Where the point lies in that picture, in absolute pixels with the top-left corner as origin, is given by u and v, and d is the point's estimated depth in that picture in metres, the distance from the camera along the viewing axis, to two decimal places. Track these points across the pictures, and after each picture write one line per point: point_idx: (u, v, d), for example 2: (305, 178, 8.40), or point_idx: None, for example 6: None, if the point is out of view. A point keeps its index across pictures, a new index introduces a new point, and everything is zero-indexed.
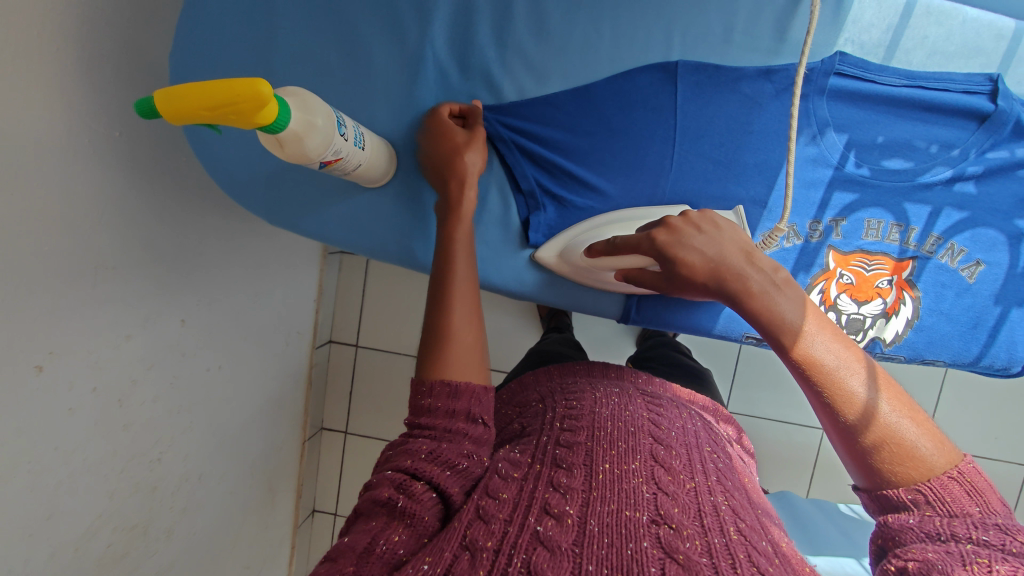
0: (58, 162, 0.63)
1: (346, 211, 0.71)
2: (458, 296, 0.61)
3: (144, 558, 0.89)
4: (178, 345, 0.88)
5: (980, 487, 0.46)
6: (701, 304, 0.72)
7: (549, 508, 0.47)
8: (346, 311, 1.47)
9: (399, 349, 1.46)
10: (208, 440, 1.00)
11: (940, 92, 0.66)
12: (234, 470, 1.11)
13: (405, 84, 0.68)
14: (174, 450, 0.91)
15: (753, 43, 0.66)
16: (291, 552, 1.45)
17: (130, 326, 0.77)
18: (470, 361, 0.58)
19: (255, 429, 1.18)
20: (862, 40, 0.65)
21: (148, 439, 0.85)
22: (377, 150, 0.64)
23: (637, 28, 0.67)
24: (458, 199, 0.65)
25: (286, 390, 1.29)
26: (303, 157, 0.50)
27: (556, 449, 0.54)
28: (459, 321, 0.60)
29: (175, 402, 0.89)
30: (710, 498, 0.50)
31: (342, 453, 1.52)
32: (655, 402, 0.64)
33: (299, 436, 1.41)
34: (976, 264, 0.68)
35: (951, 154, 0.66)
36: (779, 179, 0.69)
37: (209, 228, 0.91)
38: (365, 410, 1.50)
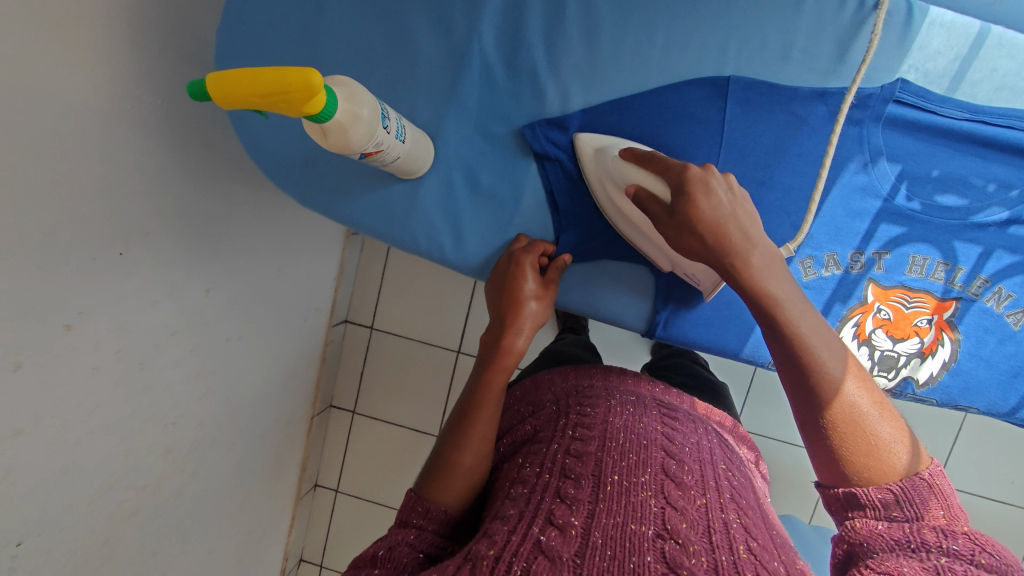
0: (101, 125, 0.63)
1: (378, 200, 0.70)
2: (478, 434, 0.59)
3: (152, 518, 0.90)
4: (200, 314, 0.89)
5: (945, 489, 0.48)
6: (731, 323, 0.71)
7: (554, 519, 0.47)
8: (364, 292, 1.48)
9: (414, 336, 1.46)
10: (221, 409, 1.01)
11: (1003, 129, 0.63)
12: (244, 439, 1.13)
13: (448, 76, 0.67)
14: (189, 416, 0.93)
15: (811, 62, 0.64)
16: (291, 524, 1.47)
17: (157, 292, 0.78)
18: (471, 490, 0.57)
19: (267, 401, 1.19)
20: (927, 68, 0.63)
21: (165, 403, 0.86)
22: (415, 143, 0.63)
23: (691, 37, 0.65)
24: (509, 344, 0.65)
25: (300, 365, 1.31)
26: (345, 147, 0.49)
27: (566, 458, 0.53)
28: (475, 446, 0.58)
29: (193, 370, 0.90)
30: (722, 516, 0.48)
31: (349, 431, 1.53)
32: (670, 414, 0.62)
33: (308, 412, 1.42)
34: (1023, 311, 0.65)
35: (1009, 195, 0.64)
36: (825, 206, 0.65)
37: (239, 202, 0.91)
38: (374, 391, 1.51)
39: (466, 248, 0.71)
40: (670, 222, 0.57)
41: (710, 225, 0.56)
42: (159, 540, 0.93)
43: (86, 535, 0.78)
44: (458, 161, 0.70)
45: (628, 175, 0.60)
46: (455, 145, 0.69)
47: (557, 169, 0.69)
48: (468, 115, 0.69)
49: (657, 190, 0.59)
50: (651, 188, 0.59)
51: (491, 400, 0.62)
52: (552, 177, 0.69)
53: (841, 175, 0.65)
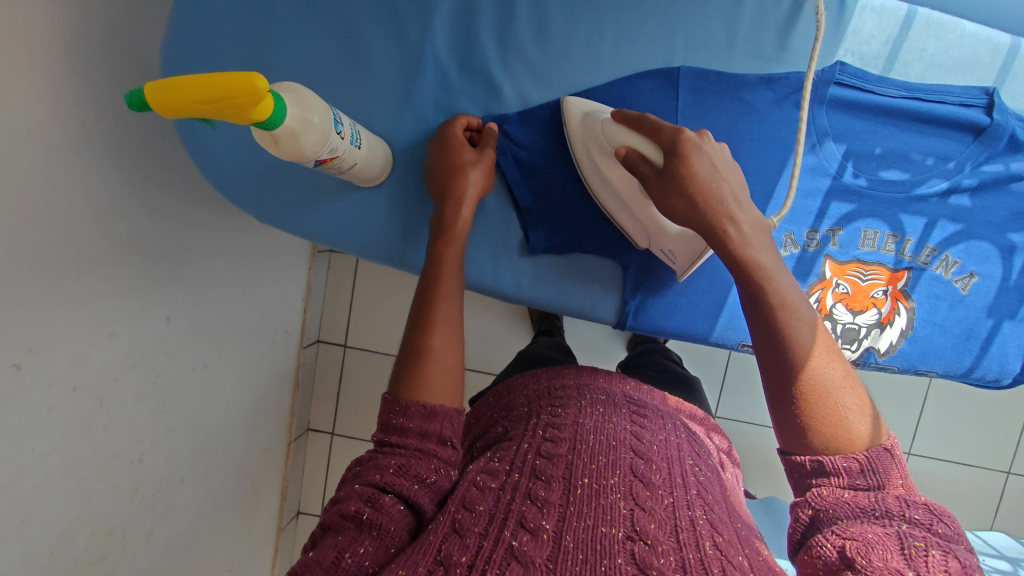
0: (42, 151, 0.60)
1: (340, 211, 0.69)
2: (440, 316, 0.60)
3: (122, 562, 0.86)
4: (162, 343, 0.85)
5: (902, 459, 0.50)
6: (699, 309, 0.72)
7: (525, 522, 0.46)
8: (335, 310, 1.45)
9: (388, 350, 1.44)
10: (191, 440, 0.98)
11: (937, 104, 0.66)
12: (218, 471, 1.09)
13: (403, 82, 0.67)
14: (156, 450, 0.89)
15: (755, 50, 0.66)
16: (274, 554, 1.42)
17: (114, 323, 0.75)
18: (447, 382, 0.57)
19: (239, 429, 1.15)
20: (863, 51, 0.66)
21: (129, 439, 0.82)
22: (373, 149, 0.62)
23: (639, 32, 0.66)
24: (451, 215, 0.64)
25: (272, 389, 1.27)
26: (298, 155, 0.48)
27: (537, 460, 0.52)
28: (439, 336, 0.59)
29: (157, 402, 0.87)
30: (689, 513, 0.48)
31: (328, 454, 1.49)
32: (639, 411, 0.63)
33: (284, 437, 1.38)
34: (969, 275, 0.68)
35: (947, 167, 0.67)
36: (779, 185, 0.68)
37: (197, 224, 0.88)
38: (352, 411, 1.47)
39: None
40: (659, 182, 0.57)
41: (702, 186, 0.55)
42: None
43: None
44: (419, 166, 0.69)
45: (619, 137, 0.59)
46: (415, 150, 0.69)
47: (512, 165, 0.69)
48: (426, 119, 0.68)
49: (651, 155, 0.58)
50: (645, 153, 0.58)
51: (448, 283, 0.62)
52: (511, 175, 0.69)
53: (791, 157, 0.67)
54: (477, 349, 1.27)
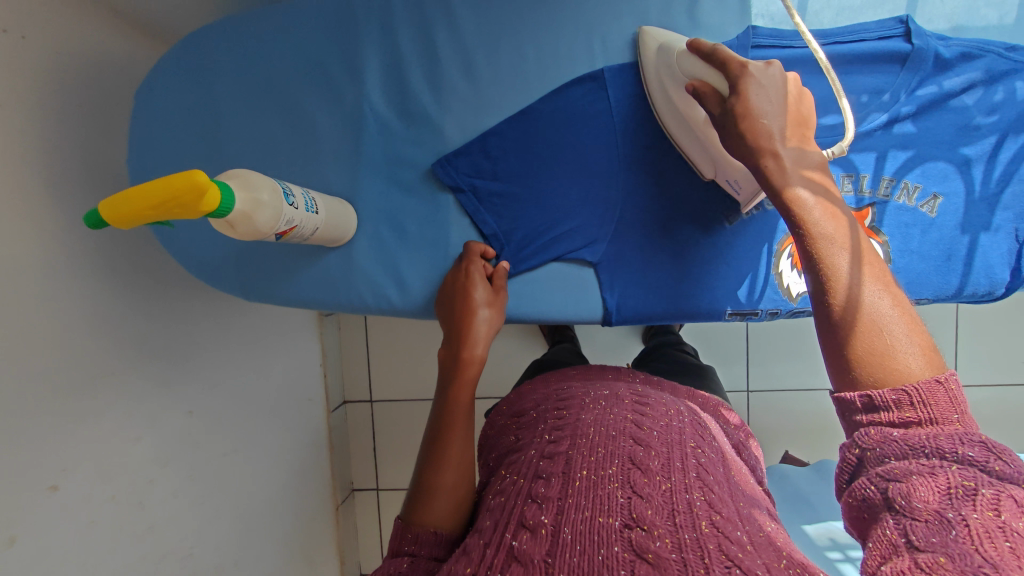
0: (40, 284, 0.65)
1: (319, 274, 0.73)
2: (455, 454, 0.58)
3: None
4: (189, 436, 0.89)
5: (961, 396, 0.41)
6: (681, 288, 0.71)
7: (526, 520, 0.48)
8: (352, 368, 1.48)
9: (414, 395, 1.46)
10: (236, 524, 1.00)
11: (856, 43, 0.65)
12: (268, 548, 1.11)
13: (351, 143, 0.71)
14: (203, 541, 0.91)
15: (669, 35, 0.68)
16: None
17: (139, 427, 0.79)
18: (460, 509, 0.56)
19: (282, 503, 1.18)
20: (771, 12, 0.67)
21: (175, 534, 0.85)
22: (331, 210, 0.65)
23: (559, 43, 0.69)
24: (465, 355, 0.63)
25: (307, 457, 1.30)
26: (257, 234, 0.51)
27: (541, 462, 0.54)
28: (453, 475, 0.57)
29: (195, 494, 0.90)
30: (686, 496, 0.48)
31: (377, 509, 1.51)
32: (642, 401, 0.63)
33: (330, 502, 1.41)
34: (933, 197, 0.67)
35: (882, 100, 0.65)
36: None
37: (200, 317, 0.93)
38: (391, 462, 1.49)
39: (412, 291, 0.73)
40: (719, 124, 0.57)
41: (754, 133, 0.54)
42: None
43: None
44: (381, 216, 0.72)
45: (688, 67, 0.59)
46: (376, 201, 0.72)
47: (472, 198, 0.72)
48: (380, 172, 0.72)
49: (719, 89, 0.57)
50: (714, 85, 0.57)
51: (460, 427, 0.60)
52: (470, 207, 0.72)
53: None
54: (495, 375, 1.28)
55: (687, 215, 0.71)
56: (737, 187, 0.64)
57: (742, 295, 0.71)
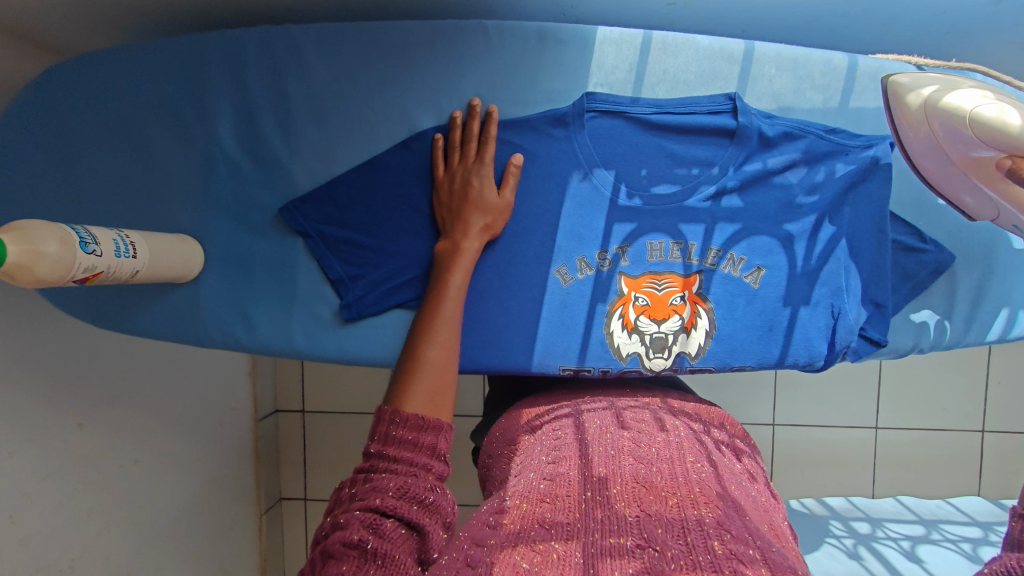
0: None
1: (168, 312, 0.74)
2: (439, 332, 0.59)
3: None
4: (78, 449, 0.90)
5: None
6: (516, 340, 0.71)
7: (535, 546, 0.40)
8: (284, 378, 1.49)
9: (337, 409, 1.46)
10: (134, 535, 1.02)
11: (686, 115, 0.68)
12: (172, 558, 1.12)
13: (199, 181, 0.72)
14: (88, 555, 0.92)
15: (519, 95, 0.70)
16: None
17: (14, 442, 0.80)
18: (439, 396, 0.54)
19: (192, 513, 1.18)
20: (610, 81, 0.69)
21: (55, 547, 0.86)
22: (166, 252, 0.66)
23: (405, 98, 0.71)
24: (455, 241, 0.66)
25: (227, 468, 1.31)
26: (44, 282, 0.52)
27: (542, 486, 0.48)
28: (435, 350, 0.57)
29: (83, 506, 0.91)
30: (697, 510, 0.42)
31: (304, 519, 1.51)
32: (641, 419, 0.58)
33: (253, 511, 1.41)
34: (757, 269, 0.69)
35: (711, 173, 0.68)
36: (562, 217, 0.70)
37: (94, 333, 0.95)
38: (316, 473, 1.49)
39: (258, 330, 0.75)
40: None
41: None
42: None
43: None
44: (231, 254, 0.73)
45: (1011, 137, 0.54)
46: (223, 239, 0.73)
47: (319, 243, 0.73)
48: (229, 210, 0.73)
49: None
50: None
51: (448, 307, 0.61)
52: (316, 252, 0.73)
53: (568, 188, 0.70)
54: None
55: (533, 266, 0.71)
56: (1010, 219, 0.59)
57: (572, 352, 0.71)
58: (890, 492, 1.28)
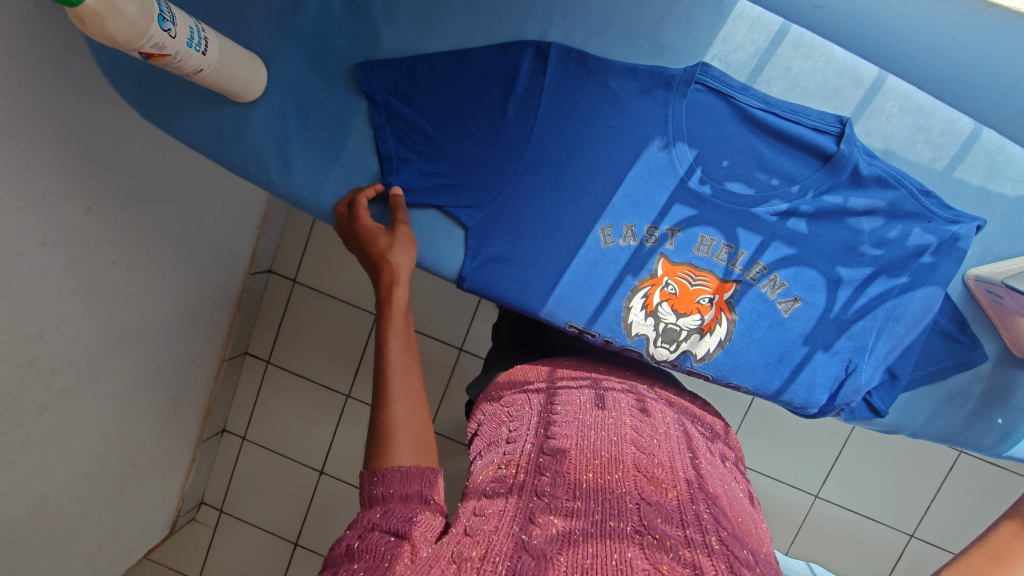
0: None
1: (213, 126, 0.72)
2: (398, 388, 0.57)
3: (9, 426, 0.89)
4: (79, 231, 0.90)
5: None
6: (534, 280, 0.71)
7: (533, 515, 0.42)
8: (289, 242, 1.48)
9: (327, 291, 1.47)
10: (105, 330, 1.03)
11: (791, 123, 0.64)
12: (131, 366, 1.14)
13: (287, 8, 0.69)
14: (58, 331, 0.92)
15: (631, 40, 0.66)
16: (191, 463, 1.50)
17: (22, 199, 0.78)
18: (416, 448, 0.53)
19: (162, 331, 1.19)
20: (729, 60, 0.65)
21: (30, 312, 0.86)
22: (234, 63, 0.64)
23: (518, 1, 0.67)
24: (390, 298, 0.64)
25: (207, 304, 1.32)
26: (110, 41, 0.50)
27: (540, 458, 0.48)
28: (400, 409, 0.55)
29: (66, 285, 0.91)
30: (693, 507, 0.44)
31: (260, 378, 1.54)
32: (640, 408, 0.58)
33: (217, 354, 1.44)
34: (793, 300, 0.67)
35: (790, 189, 0.65)
36: (627, 178, 0.68)
37: (128, 126, 0.93)
38: (286, 341, 1.51)
39: (293, 178, 0.73)
40: None
41: None
42: (18, 450, 0.92)
43: None
44: (293, 94, 0.71)
45: None
46: (290, 74, 0.71)
47: (382, 114, 0.71)
48: (305, 49, 0.70)
49: None
50: None
51: (398, 358, 0.59)
52: (376, 122, 0.71)
53: (644, 152, 0.67)
54: None
55: (579, 215, 0.69)
56: (1002, 295, 0.64)
57: (583, 311, 0.71)
58: (806, 556, 1.31)
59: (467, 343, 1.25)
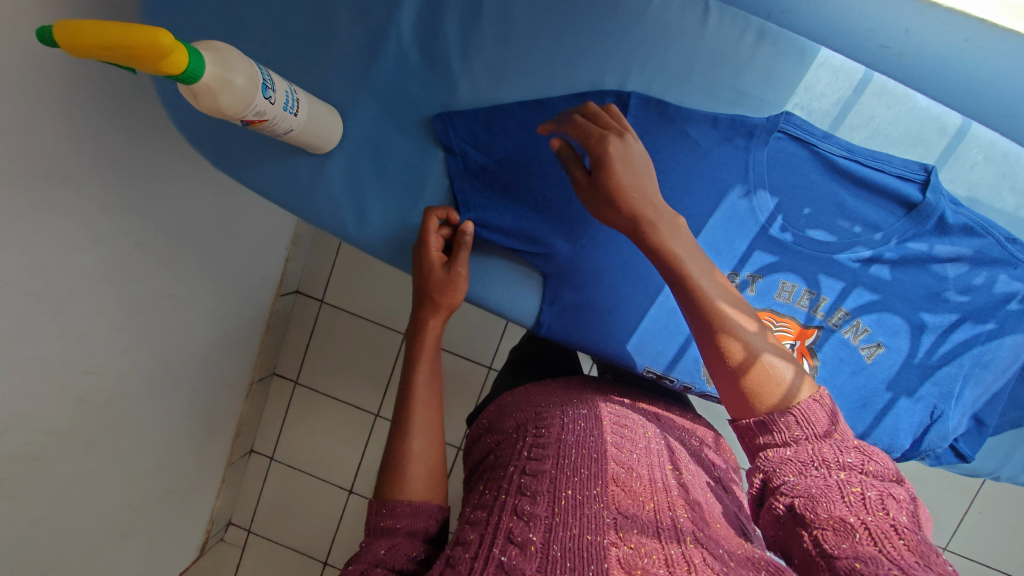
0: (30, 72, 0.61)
1: (289, 176, 0.72)
2: (419, 418, 0.64)
3: (59, 464, 0.85)
4: (128, 268, 0.86)
5: None
6: (612, 325, 0.72)
7: (513, 536, 0.43)
8: (318, 263, 1.47)
9: (359, 313, 1.47)
10: (148, 363, 0.99)
11: (874, 170, 0.65)
12: (171, 397, 1.10)
13: (364, 59, 0.69)
14: (108, 366, 0.89)
15: (710, 88, 0.66)
16: (221, 485, 1.45)
17: (77, 241, 0.75)
18: (431, 481, 0.60)
19: (199, 359, 1.16)
20: (811, 108, 0.66)
21: (82, 349, 0.82)
22: (317, 119, 0.64)
23: (597, 50, 0.67)
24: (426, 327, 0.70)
25: (240, 330, 1.30)
26: (219, 113, 0.50)
27: (521, 478, 0.48)
28: (419, 440, 0.62)
29: (115, 320, 0.87)
30: (670, 514, 0.46)
31: (289, 402, 1.52)
32: (622, 421, 0.59)
33: (248, 376, 1.42)
34: (876, 345, 0.67)
35: (873, 237, 0.66)
36: (707, 225, 0.67)
37: (178, 161, 0.90)
38: (318, 363, 1.50)
39: (370, 225, 0.73)
40: None
41: None
42: (68, 486, 0.89)
43: None
44: (370, 144, 0.71)
45: None
46: (365, 124, 0.71)
47: (459, 163, 0.71)
48: (380, 98, 0.70)
49: None
50: None
51: (423, 393, 0.66)
52: (454, 170, 0.71)
53: (724, 200, 0.67)
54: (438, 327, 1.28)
55: None
56: None
57: (662, 357, 0.73)
58: None
59: (498, 363, 1.25)
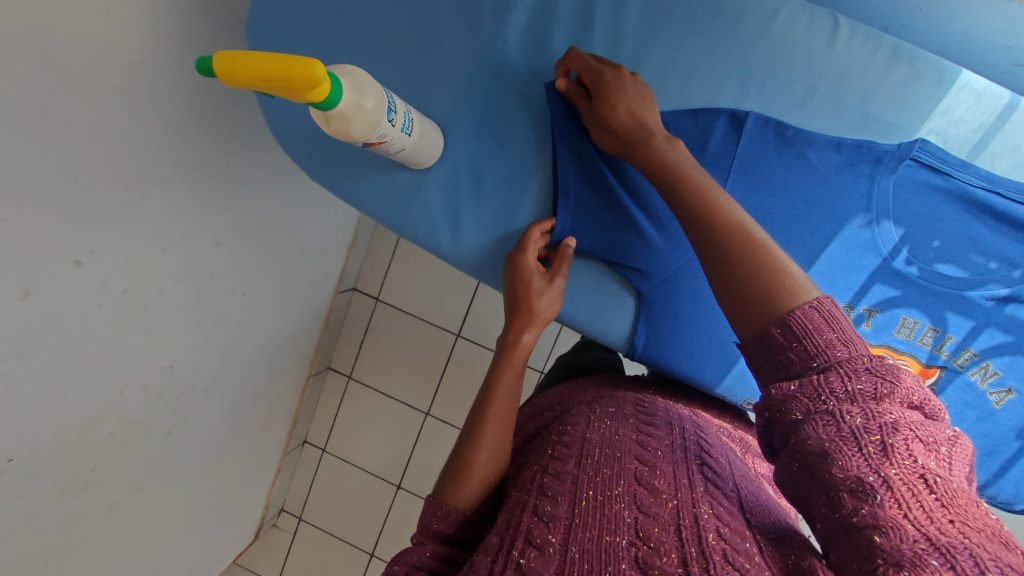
0: (143, 72, 0.60)
1: (386, 188, 0.71)
2: (489, 430, 0.60)
3: (139, 452, 0.84)
4: (209, 267, 0.83)
5: None
6: (711, 354, 0.70)
7: (533, 538, 0.42)
8: (374, 262, 1.47)
9: (415, 312, 1.46)
10: (221, 356, 0.97)
11: (1018, 203, 0.61)
12: (239, 390, 1.10)
13: (468, 74, 0.68)
14: (187, 359, 0.87)
15: (833, 110, 0.63)
16: (275, 474, 1.46)
17: (168, 240, 0.72)
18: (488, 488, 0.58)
19: (264, 353, 1.16)
20: (948, 134, 0.62)
21: (164, 345, 0.80)
22: (424, 138, 0.63)
23: (713, 66, 0.64)
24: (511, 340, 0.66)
25: (303, 326, 1.30)
26: (348, 137, 0.50)
27: (543, 478, 0.47)
28: (484, 454, 0.58)
29: (196, 318, 0.85)
30: (694, 508, 0.43)
31: (342, 397, 1.53)
32: (651, 417, 0.56)
33: (305, 370, 1.42)
34: (1007, 390, 0.63)
35: (1011, 274, 0.61)
36: (823, 255, 0.63)
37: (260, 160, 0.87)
38: (373, 360, 1.50)
39: (465, 241, 0.72)
40: None
41: None
42: (143, 472, 0.87)
43: (72, 463, 0.71)
44: (468, 159, 0.70)
45: None
46: (464, 138, 0.70)
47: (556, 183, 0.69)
48: (480, 112, 0.69)
49: None
50: None
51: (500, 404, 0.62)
52: None
53: (843, 229, 0.63)
54: None
55: None
56: None
57: None
58: None
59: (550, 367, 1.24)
